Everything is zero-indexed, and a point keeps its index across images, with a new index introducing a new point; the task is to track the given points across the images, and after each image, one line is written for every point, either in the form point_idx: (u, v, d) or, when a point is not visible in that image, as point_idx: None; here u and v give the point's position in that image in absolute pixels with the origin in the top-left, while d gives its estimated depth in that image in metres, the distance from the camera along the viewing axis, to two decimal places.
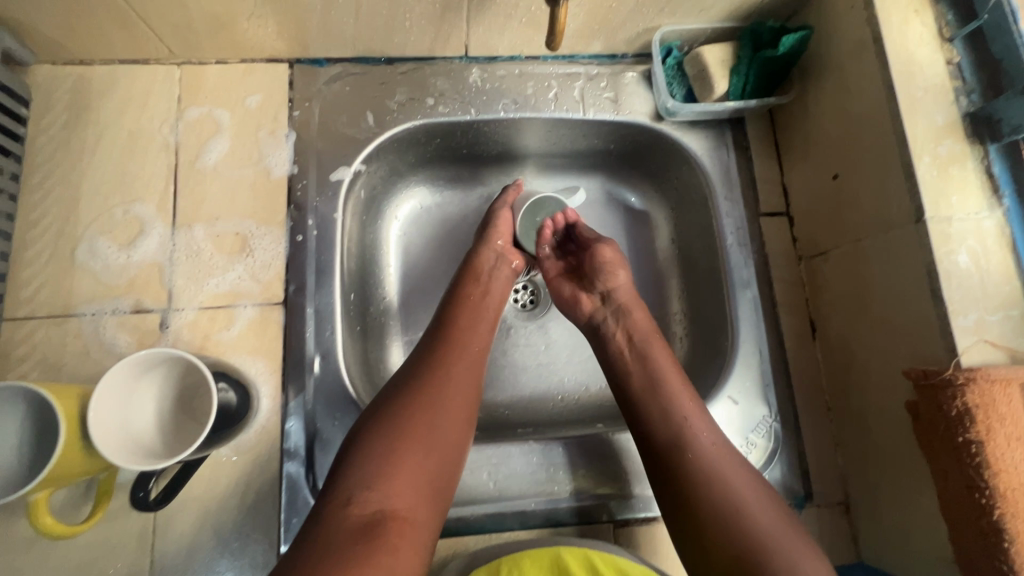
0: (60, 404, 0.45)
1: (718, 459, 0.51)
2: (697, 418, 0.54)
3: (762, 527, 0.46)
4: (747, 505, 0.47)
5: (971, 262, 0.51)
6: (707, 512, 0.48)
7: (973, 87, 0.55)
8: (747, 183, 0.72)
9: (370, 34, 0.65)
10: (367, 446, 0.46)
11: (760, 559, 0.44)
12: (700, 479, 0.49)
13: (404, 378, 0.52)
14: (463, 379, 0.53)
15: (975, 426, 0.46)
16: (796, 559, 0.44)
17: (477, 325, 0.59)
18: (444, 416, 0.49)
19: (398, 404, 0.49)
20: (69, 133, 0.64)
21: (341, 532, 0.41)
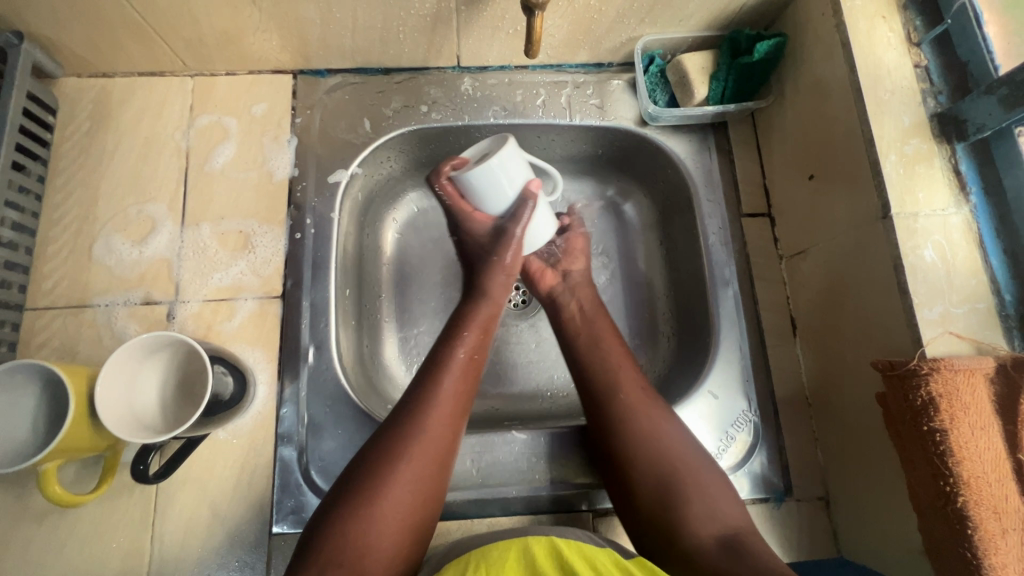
0: (71, 381, 0.49)
1: (639, 398, 0.59)
2: (625, 364, 0.62)
3: (673, 452, 0.55)
4: (661, 436, 0.56)
5: (938, 257, 0.53)
6: (626, 444, 0.56)
7: (941, 89, 0.57)
8: (729, 185, 0.74)
9: (367, 46, 0.69)
10: (338, 528, 0.48)
11: (675, 482, 0.54)
12: (625, 416, 0.57)
13: (376, 451, 0.52)
14: (431, 449, 0.52)
15: (940, 414, 0.47)
16: (704, 483, 0.54)
17: (461, 386, 0.57)
18: (410, 488, 0.51)
19: (368, 483, 0.50)
20: (91, 139, 0.69)
21: None
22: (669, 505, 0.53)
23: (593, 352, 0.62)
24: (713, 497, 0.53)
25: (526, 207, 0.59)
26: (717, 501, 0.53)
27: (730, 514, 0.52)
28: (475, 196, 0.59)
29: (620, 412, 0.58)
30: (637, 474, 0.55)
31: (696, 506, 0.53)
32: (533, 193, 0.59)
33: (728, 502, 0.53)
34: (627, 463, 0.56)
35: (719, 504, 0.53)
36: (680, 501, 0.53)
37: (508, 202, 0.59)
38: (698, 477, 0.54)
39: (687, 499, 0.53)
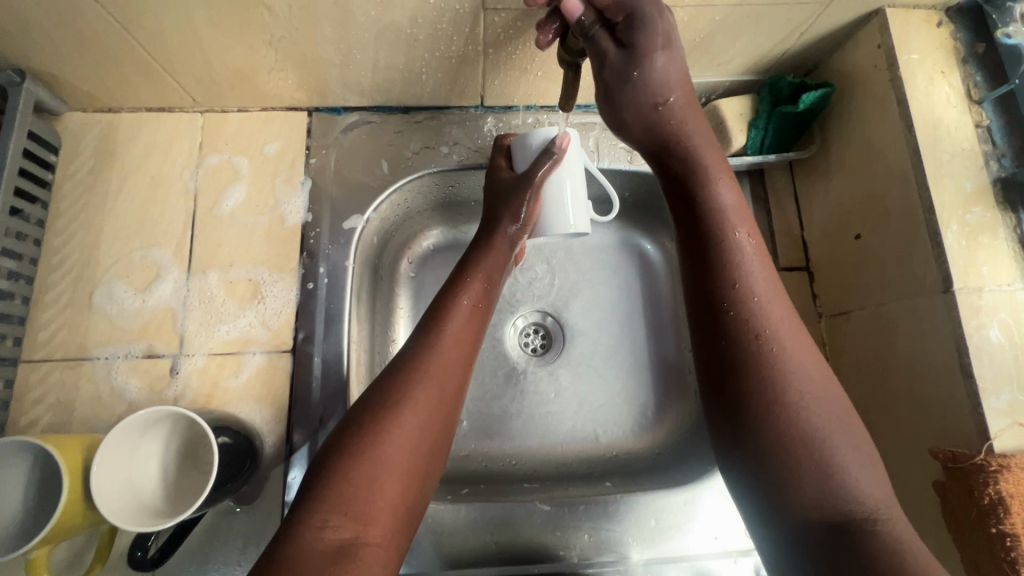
0: (63, 456, 0.45)
1: (784, 337, 0.47)
2: (762, 280, 0.50)
3: (807, 405, 0.45)
4: (799, 388, 0.45)
5: (1004, 338, 0.49)
6: (756, 392, 0.46)
7: (1005, 152, 0.53)
8: (766, 237, 0.70)
9: (387, 85, 0.65)
10: (339, 478, 0.43)
11: (793, 428, 0.44)
12: (759, 356, 0.46)
13: (380, 395, 0.48)
14: (436, 393, 0.49)
15: (1010, 517, 0.44)
16: (835, 444, 0.44)
17: (463, 334, 0.54)
18: (415, 434, 0.47)
19: (371, 424, 0.46)
20: (94, 178, 0.66)
21: (316, 552, 0.39)
22: (786, 469, 0.44)
23: (736, 271, 0.50)
24: (846, 470, 0.43)
25: (546, 159, 0.58)
26: (847, 472, 0.43)
27: (859, 492, 0.42)
28: (519, 142, 0.60)
29: (755, 352, 0.47)
30: (757, 428, 0.45)
31: (809, 474, 0.43)
32: (562, 149, 0.58)
33: (869, 477, 0.43)
34: (748, 410, 0.46)
35: (855, 480, 0.43)
36: (792, 454, 0.44)
37: (538, 151, 0.59)
38: (813, 429, 0.44)
39: (812, 466, 0.43)
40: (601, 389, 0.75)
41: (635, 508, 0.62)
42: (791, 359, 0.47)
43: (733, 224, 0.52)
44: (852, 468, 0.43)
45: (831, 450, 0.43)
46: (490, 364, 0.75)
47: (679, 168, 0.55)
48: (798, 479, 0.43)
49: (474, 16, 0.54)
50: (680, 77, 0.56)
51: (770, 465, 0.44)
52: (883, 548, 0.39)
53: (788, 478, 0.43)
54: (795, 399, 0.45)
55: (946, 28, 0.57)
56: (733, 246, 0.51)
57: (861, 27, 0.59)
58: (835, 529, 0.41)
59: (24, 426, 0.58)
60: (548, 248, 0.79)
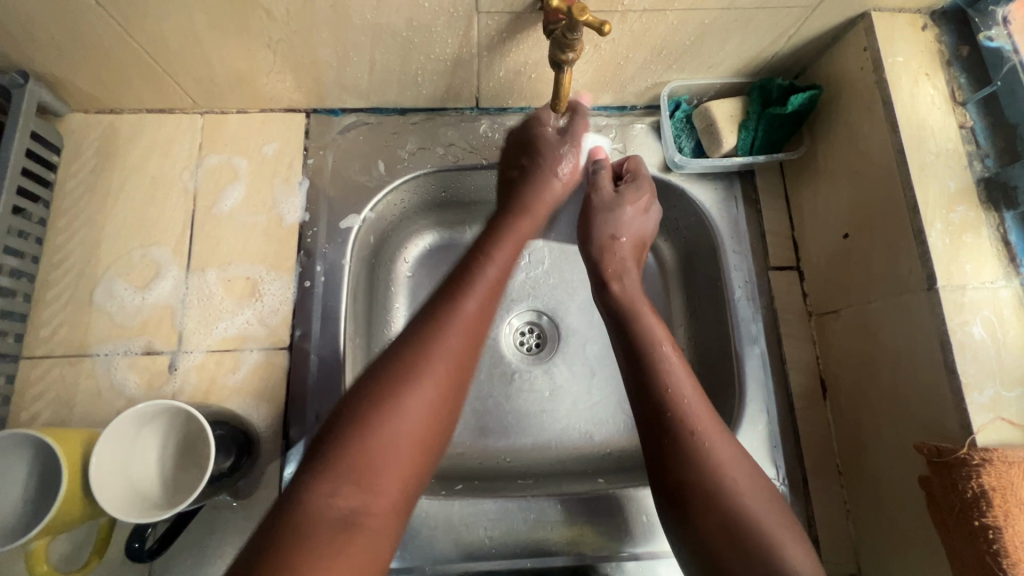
0: (63, 448, 0.46)
1: (711, 436, 0.52)
2: (687, 385, 0.55)
3: (735, 496, 0.49)
4: (725, 478, 0.50)
5: (987, 334, 0.50)
6: (695, 487, 0.49)
7: (988, 152, 0.55)
8: (757, 236, 0.70)
9: (384, 87, 0.67)
10: (348, 445, 0.43)
11: (736, 523, 0.47)
12: (686, 452, 0.51)
13: (392, 363, 0.48)
14: (453, 363, 0.49)
15: (993, 510, 0.44)
16: (774, 531, 0.47)
17: (484, 303, 0.53)
18: (429, 408, 0.47)
19: (386, 395, 0.46)
20: (96, 178, 0.67)
21: (322, 522, 0.40)
22: (730, 557, 0.46)
23: (664, 378, 0.55)
24: (782, 552, 0.46)
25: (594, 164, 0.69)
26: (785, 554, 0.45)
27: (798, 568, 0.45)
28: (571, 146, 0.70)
29: (688, 453, 0.51)
30: (701, 517, 0.49)
31: (753, 563, 0.45)
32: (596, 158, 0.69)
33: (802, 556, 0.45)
34: (687, 501, 0.49)
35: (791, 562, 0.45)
36: (736, 544, 0.47)
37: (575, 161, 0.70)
38: (751, 519, 0.47)
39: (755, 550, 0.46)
40: (595, 386, 0.76)
41: (627, 504, 0.63)
42: (721, 457, 0.51)
43: (658, 341, 0.58)
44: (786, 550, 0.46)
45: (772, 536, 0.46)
46: (486, 363, 0.76)
47: (616, 287, 0.64)
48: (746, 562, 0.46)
49: (468, 19, 0.56)
50: (636, 223, 0.67)
51: (717, 558, 0.47)
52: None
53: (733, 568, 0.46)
54: (728, 493, 0.49)
55: (931, 31, 0.58)
56: (659, 357, 0.56)
57: (848, 30, 0.60)
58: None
59: (24, 421, 0.59)
60: (542, 248, 0.80)
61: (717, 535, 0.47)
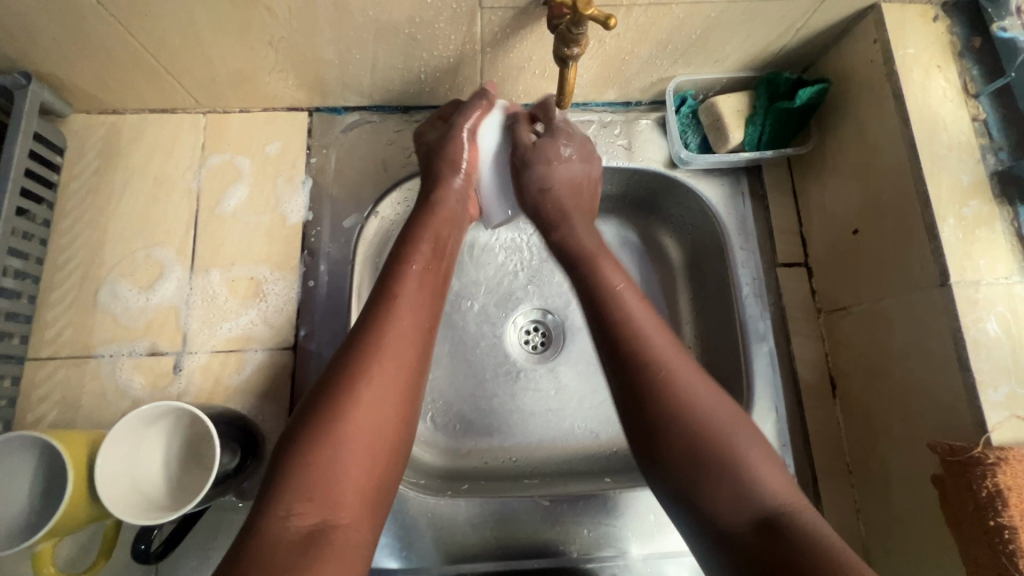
0: (69, 451, 0.46)
1: (671, 355, 0.51)
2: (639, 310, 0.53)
3: (710, 419, 0.48)
4: (699, 404, 0.49)
5: (1002, 331, 0.49)
6: (659, 404, 0.49)
7: (1002, 145, 0.54)
8: (764, 233, 0.70)
9: (387, 85, 0.66)
10: (297, 461, 0.43)
11: (700, 447, 0.47)
12: (654, 380, 0.49)
13: (334, 371, 0.47)
14: (394, 365, 0.48)
15: (1008, 510, 0.43)
16: (737, 441, 0.47)
17: (420, 303, 0.53)
18: (379, 407, 0.46)
19: (331, 406, 0.45)
20: (100, 179, 0.67)
21: (282, 548, 0.40)
22: (700, 484, 0.46)
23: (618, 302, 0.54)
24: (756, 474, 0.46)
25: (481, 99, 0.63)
26: (749, 470, 0.46)
27: (763, 486, 0.45)
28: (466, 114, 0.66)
29: (652, 373, 0.50)
30: (665, 448, 0.48)
31: (726, 493, 0.46)
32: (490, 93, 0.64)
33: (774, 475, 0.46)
34: (654, 431, 0.49)
35: (763, 483, 0.46)
36: (704, 471, 0.46)
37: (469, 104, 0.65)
38: (717, 436, 0.47)
39: (724, 475, 0.46)
40: (600, 385, 0.75)
41: (635, 504, 0.62)
42: (679, 373, 0.50)
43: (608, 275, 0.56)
44: (759, 475, 0.46)
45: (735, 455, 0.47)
46: (490, 363, 0.75)
47: (557, 234, 0.62)
48: (722, 485, 0.46)
49: (471, 15, 0.55)
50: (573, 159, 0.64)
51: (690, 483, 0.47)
52: (807, 540, 0.42)
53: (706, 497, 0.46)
54: (686, 410, 0.48)
55: (943, 23, 0.57)
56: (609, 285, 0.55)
57: (857, 22, 0.59)
58: (760, 531, 0.44)
59: (30, 422, 0.59)
60: (547, 247, 0.79)
61: (687, 459, 0.47)
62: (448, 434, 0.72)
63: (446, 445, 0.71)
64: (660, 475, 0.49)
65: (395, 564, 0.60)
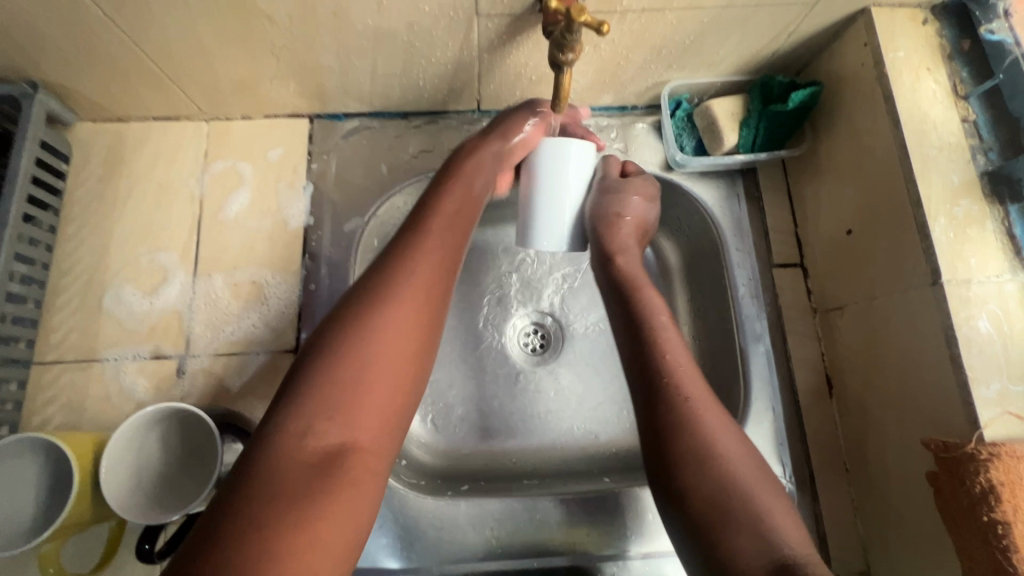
0: (74, 452, 0.47)
1: (704, 403, 0.51)
2: (682, 360, 0.54)
3: (734, 468, 0.48)
4: (727, 451, 0.48)
5: (994, 329, 0.49)
6: (685, 447, 0.49)
7: (991, 145, 0.54)
8: (759, 233, 0.70)
9: (386, 92, 0.67)
10: (319, 379, 0.42)
11: (726, 497, 0.46)
12: (686, 418, 0.50)
13: (356, 298, 0.47)
14: (417, 296, 0.48)
15: (1002, 505, 0.44)
16: (762, 501, 0.46)
17: (448, 237, 0.52)
18: (402, 333, 0.46)
19: (352, 331, 0.44)
20: (104, 185, 0.68)
21: (299, 465, 0.39)
22: (716, 522, 0.45)
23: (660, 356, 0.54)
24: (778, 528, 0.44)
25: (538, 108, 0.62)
26: (773, 526, 0.44)
27: (787, 538, 0.43)
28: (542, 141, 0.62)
29: (681, 419, 0.50)
30: (686, 487, 0.48)
31: (745, 539, 0.44)
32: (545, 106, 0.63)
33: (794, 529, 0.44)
34: (676, 470, 0.48)
35: (783, 530, 0.44)
36: (726, 518, 0.45)
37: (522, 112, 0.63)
38: (742, 484, 0.47)
39: (746, 524, 0.44)
40: (599, 387, 0.76)
41: (633, 503, 0.63)
42: (712, 418, 0.50)
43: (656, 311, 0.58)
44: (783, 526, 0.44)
45: (763, 507, 0.45)
46: (490, 364, 0.76)
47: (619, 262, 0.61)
48: (743, 525, 0.44)
49: (468, 22, 0.56)
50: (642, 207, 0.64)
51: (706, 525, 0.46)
52: None
53: (722, 541, 0.45)
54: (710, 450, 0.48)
55: (932, 26, 0.58)
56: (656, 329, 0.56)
57: (848, 26, 0.60)
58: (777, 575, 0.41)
59: (36, 425, 0.60)
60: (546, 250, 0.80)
61: (708, 502, 0.46)
62: (448, 435, 0.73)
63: (445, 446, 0.72)
64: (680, 519, 0.47)
65: (395, 564, 0.60)
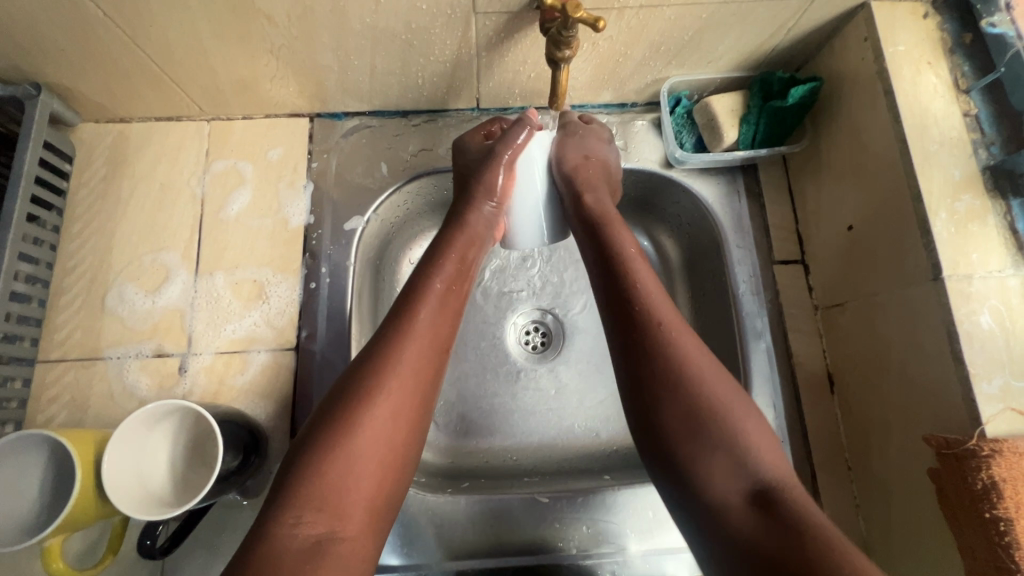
0: (77, 448, 0.48)
1: (678, 332, 0.51)
2: (654, 291, 0.54)
3: (712, 391, 0.48)
4: (703, 375, 0.49)
5: (996, 324, 0.49)
6: (661, 375, 0.49)
7: (994, 140, 0.54)
8: (760, 230, 0.70)
9: (386, 91, 0.68)
10: (311, 471, 0.44)
11: (701, 419, 0.47)
12: (664, 354, 0.50)
13: (352, 379, 0.48)
14: (409, 378, 0.49)
15: (1003, 502, 0.43)
16: (741, 425, 0.47)
17: (439, 318, 0.54)
18: (392, 422, 0.47)
19: (346, 418, 0.46)
20: (108, 186, 0.68)
21: (287, 555, 0.40)
22: (692, 455, 0.47)
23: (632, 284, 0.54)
24: (754, 451, 0.46)
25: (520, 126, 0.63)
26: (750, 451, 0.46)
27: (762, 466, 0.45)
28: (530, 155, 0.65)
29: (657, 347, 0.50)
30: (663, 415, 0.48)
31: (718, 468, 0.46)
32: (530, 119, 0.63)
33: (770, 453, 0.46)
34: (655, 396, 0.49)
35: (757, 457, 0.46)
36: (702, 442, 0.47)
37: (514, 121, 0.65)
38: (719, 410, 0.47)
39: (723, 448, 0.46)
40: (599, 384, 0.76)
41: (632, 499, 0.63)
42: (686, 350, 0.50)
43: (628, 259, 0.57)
44: (759, 450, 0.46)
45: (739, 433, 0.47)
46: (491, 362, 0.76)
47: (585, 202, 0.62)
48: (721, 455, 0.46)
49: (466, 20, 0.56)
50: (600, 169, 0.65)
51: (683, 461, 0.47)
52: (798, 513, 0.42)
53: (698, 467, 0.46)
54: (689, 380, 0.49)
55: (933, 20, 0.58)
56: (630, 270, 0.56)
57: (848, 20, 0.60)
58: (751, 503, 0.44)
59: (40, 423, 0.61)
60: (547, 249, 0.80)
61: (684, 432, 0.47)
62: (449, 433, 0.73)
63: (446, 443, 0.72)
64: (658, 448, 0.49)
65: (395, 561, 0.61)
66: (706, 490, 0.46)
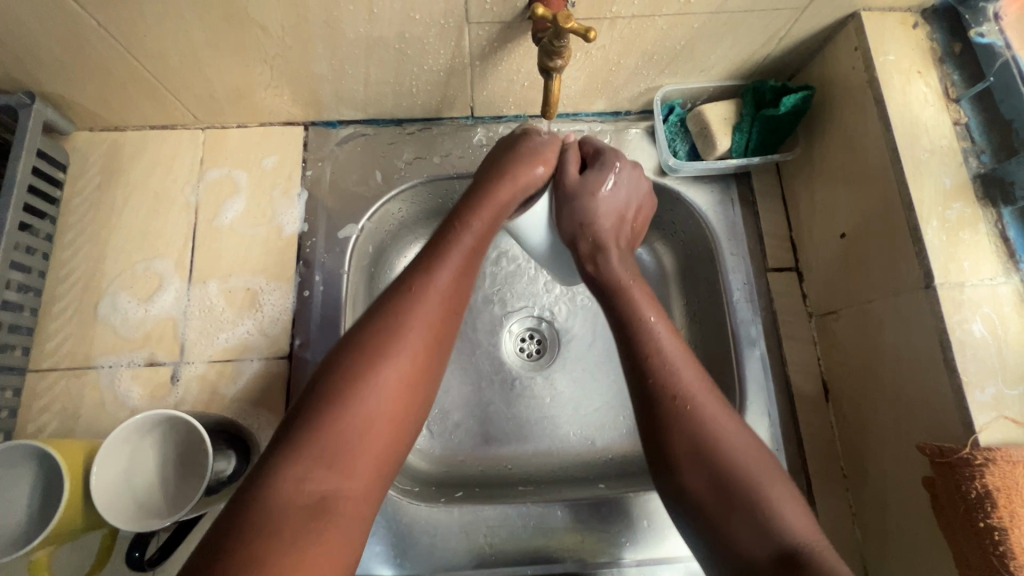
0: (64, 456, 0.47)
1: (695, 390, 0.50)
2: (670, 344, 0.53)
3: (733, 453, 0.48)
4: (721, 436, 0.49)
5: (988, 332, 0.49)
6: (681, 439, 0.49)
7: (984, 148, 0.54)
8: (754, 237, 0.70)
9: (380, 99, 0.68)
10: (319, 425, 0.41)
11: (727, 482, 0.47)
12: (685, 416, 0.49)
13: (368, 332, 0.46)
14: (426, 336, 0.47)
15: (998, 511, 0.43)
16: (764, 487, 0.46)
17: (461, 271, 0.51)
18: (403, 384, 0.45)
19: (360, 370, 0.44)
20: (101, 194, 0.68)
21: (290, 510, 0.38)
22: (717, 518, 0.46)
23: (645, 336, 0.53)
24: (778, 511, 0.45)
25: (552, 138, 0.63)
26: (779, 515, 0.45)
27: (789, 527, 0.44)
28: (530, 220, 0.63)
29: (674, 408, 0.49)
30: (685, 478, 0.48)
31: (743, 530, 0.45)
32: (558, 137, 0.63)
33: (796, 514, 0.45)
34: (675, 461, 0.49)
35: (785, 517, 0.45)
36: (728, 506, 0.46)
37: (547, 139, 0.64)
38: (739, 471, 0.47)
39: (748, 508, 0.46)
40: (595, 391, 0.75)
41: (629, 509, 0.63)
42: (706, 411, 0.49)
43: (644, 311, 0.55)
44: (782, 508, 0.45)
45: (761, 495, 0.46)
46: (487, 369, 0.76)
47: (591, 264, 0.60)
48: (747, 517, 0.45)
49: (459, 29, 0.56)
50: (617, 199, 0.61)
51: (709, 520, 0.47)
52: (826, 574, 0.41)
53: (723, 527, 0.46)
54: (709, 443, 0.48)
55: (922, 30, 0.58)
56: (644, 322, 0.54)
57: (838, 30, 0.60)
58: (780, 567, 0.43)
59: (31, 433, 0.60)
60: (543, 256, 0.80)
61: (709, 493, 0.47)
62: (444, 441, 0.72)
63: (440, 452, 0.72)
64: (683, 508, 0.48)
65: (388, 571, 0.60)
66: (733, 550, 0.45)
